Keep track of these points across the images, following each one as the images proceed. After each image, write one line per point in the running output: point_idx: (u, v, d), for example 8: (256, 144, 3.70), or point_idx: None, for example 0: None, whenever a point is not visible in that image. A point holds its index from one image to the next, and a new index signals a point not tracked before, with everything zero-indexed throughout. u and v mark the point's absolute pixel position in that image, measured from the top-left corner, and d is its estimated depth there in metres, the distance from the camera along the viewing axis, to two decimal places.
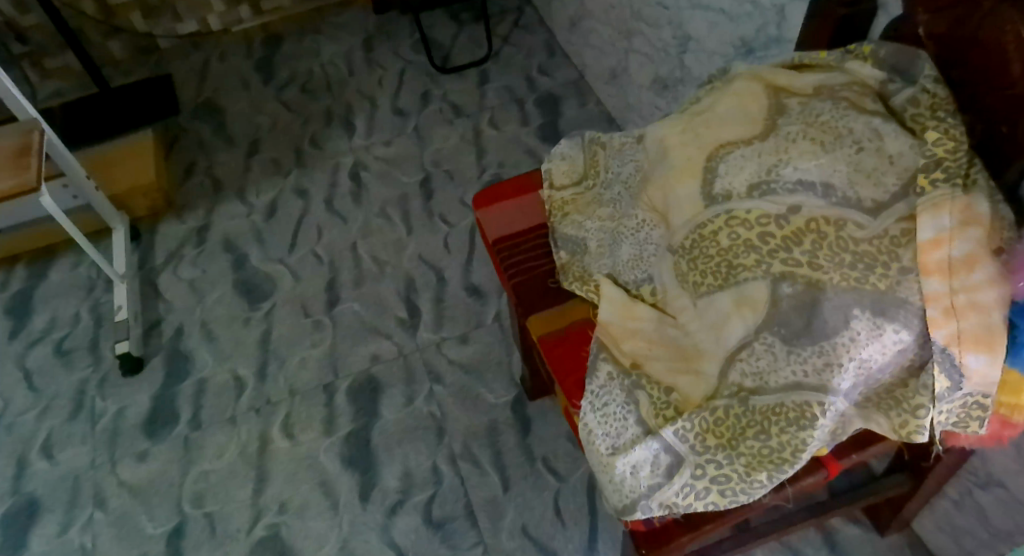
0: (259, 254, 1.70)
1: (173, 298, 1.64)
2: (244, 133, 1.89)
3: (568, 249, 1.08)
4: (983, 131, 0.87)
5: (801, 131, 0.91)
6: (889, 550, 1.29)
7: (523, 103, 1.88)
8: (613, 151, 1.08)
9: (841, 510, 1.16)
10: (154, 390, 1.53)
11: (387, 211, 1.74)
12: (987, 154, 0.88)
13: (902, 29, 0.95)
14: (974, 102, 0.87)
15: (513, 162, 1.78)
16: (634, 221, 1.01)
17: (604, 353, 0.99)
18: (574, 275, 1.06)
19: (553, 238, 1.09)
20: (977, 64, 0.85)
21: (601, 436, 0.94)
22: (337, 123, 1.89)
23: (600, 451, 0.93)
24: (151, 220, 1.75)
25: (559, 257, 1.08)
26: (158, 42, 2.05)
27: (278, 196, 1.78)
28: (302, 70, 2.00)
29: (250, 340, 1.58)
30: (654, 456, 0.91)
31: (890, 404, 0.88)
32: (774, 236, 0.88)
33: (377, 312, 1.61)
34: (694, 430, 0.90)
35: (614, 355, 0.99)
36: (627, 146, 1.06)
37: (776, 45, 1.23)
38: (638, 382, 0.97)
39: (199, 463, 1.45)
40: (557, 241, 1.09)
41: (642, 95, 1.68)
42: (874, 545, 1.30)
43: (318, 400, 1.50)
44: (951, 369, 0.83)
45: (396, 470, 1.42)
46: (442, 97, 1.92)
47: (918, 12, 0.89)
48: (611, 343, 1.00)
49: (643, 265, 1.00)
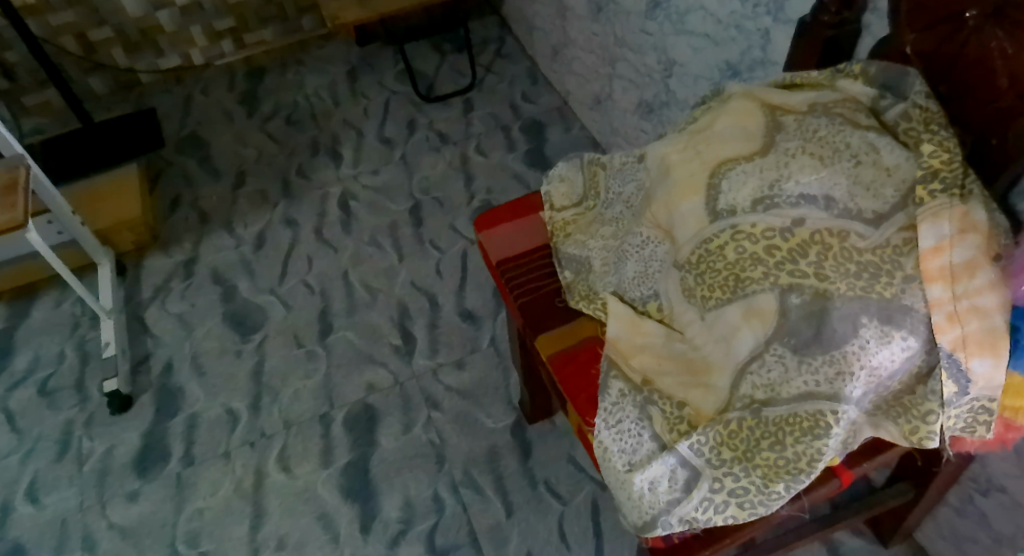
0: (248, 286, 1.68)
1: (161, 332, 1.62)
2: (229, 165, 1.88)
3: (572, 269, 1.08)
4: (974, 144, 0.89)
5: (800, 146, 0.93)
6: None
7: (508, 130, 1.90)
8: (613, 171, 1.09)
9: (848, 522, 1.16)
10: (143, 427, 1.51)
11: (377, 239, 1.74)
12: (981, 166, 0.90)
13: (889, 48, 0.96)
14: (963, 117, 0.90)
15: (501, 188, 1.79)
16: (638, 238, 1.01)
17: (615, 371, 0.98)
18: (579, 293, 1.06)
19: (556, 258, 1.10)
20: (966, 78, 0.88)
21: (617, 452, 0.94)
22: (324, 153, 1.89)
23: (617, 468, 0.94)
24: (137, 254, 1.73)
25: (563, 277, 1.08)
26: (140, 76, 2.05)
27: (266, 226, 1.77)
28: (286, 101, 2.00)
29: (242, 373, 1.56)
30: (671, 471, 0.91)
31: (898, 411, 0.88)
32: (780, 248, 0.89)
33: (371, 339, 1.59)
34: (709, 444, 0.90)
35: (624, 372, 0.99)
36: (627, 166, 1.07)
37: (761, 67, 1.26)
38: (651, 397, 0.96)
39: (192, 501, 1.42)
40: (560, 262, 1.09)
41: (627, 119, 1.70)
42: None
43: (314, 432, 1.49)
44: (958, 374, 0.84)
45: (396, 500, 1.40)
46: (428, 126, 1.92)
47: (906, 33, 0.93)
48: (621, 360, 0.99)
49: (648, 281, 1.01)
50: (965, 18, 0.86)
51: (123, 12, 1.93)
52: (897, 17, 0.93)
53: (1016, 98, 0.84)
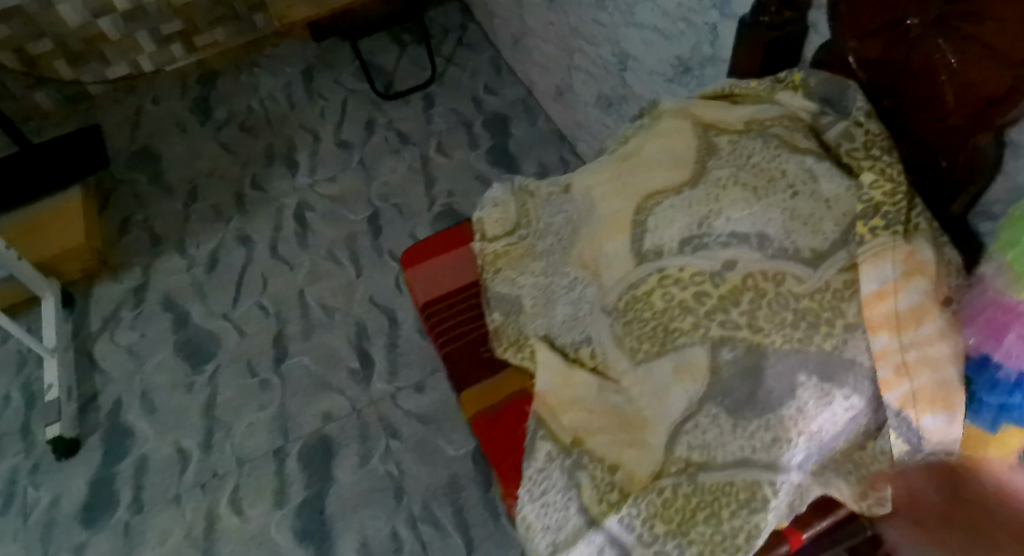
0: (201, 312, 1.61)
1: (110, 368, 1.57)
2: (181, 180, 1.79)
3: (502, 310, 0.98)
4: (921, 166, 0.80)
5: (732, 175, 0.83)
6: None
7: (470, 126, 1.79)
8: (542, 200, 0.99)
9: None
10: (91, 472, 1.47)
11: (335, 253, 1.64)
12: (929, 192, 0.80)
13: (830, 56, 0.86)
14: (910, 134, 0.81)
15: (463, 190, 1.69)
16: (567, 278, 0.92)
17: (543, 430, 0.89)
18: (509, 338, 0.96)
19: (485, 298, 0.99)
20: (914, 90, 0.79)
21: (542, 529, 0.86)
22: (279, 161, 1.79)
23: (540, 547, 0.85)
24: (86, 284, 1.68)
25: (492, 320, 0.98)
26: (88, 88, 1.96)
27: (220, 244, 1.69)
28: (240, 107, 1.90)
29: (194, 408, 1.51)
30: (599, 551, 0.82)
31: (848, 468, 0.79)
32: (711, 295, 0.79)
33: (328, 364, 1.52)
34: (642, 516, 0.81)
35: (553, 432, 0.89)
36: (553, 196, 0.96)
37: (711, 65, 1.14)
38: (580, 461, 0.87)
39: (141, 551, 1.38)
40: (490, 302, 0.99)
41: (590, 113, 1.59)
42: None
43: (268, 469, 1.43)
44: (907, 433, 0.75)
45: (352, 540, 1.34)
46: (387, 125, 1.82)
47: (851, 40, 0.83)
48: (550, 417, 0.90)
49: (579, 325, 0.91)
50: (907, 25, 0.77)
51: (62, 24, 1.84)
52: (836, 21, 0.84)
53: (964, 116, 0.75)
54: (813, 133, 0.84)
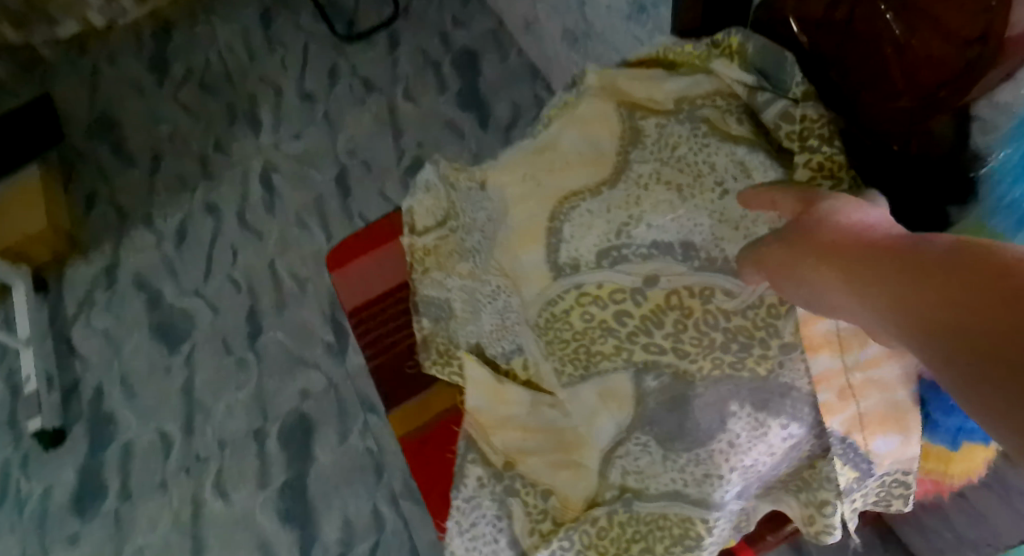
0: (173, 289, 1.57)
1: (89, 353, 1.54)
2: (144, 147, 1.72)
3: (431, 315, 0.91)
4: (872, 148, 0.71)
5: (655, 171, 0.73)
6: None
7: (438, 66, 1.67)
8: (463, 191, 0.89)
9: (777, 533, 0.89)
10: (78, 462, 1.45)
11: (303, 219, 1.58)
12: (877, 178, 0.71)
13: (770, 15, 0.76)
14: (856, 113, 0.71)
15: (433, 140, 1.59)
16: (490, 287, 0.84)
17: (473, 453, 0.83)
18: (437, 349, 0.90)
19: (414, 303, 0.93)
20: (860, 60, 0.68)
21: None
22: (242, 120, 1.71)
23: None
24: (58, 266, 1.63)
25: (420, 327, 0.91)
26: (41, 51, 1.87)
27: (187, 216, 1.63)
28: (198, 61, 1.80)
29: (173, 391, 1.48)
30: None
31: (798, 485, 0.71)
32: (632, 315, 0.71)
33: (302, 339, 1.48)
34: (575, 549, 0.76)
35: (485, 454, 0.83)
36: (472, 191, 0.86)
37: (664, 5, 1.01)
38: (512, 487, 0.81)
39: (133, 538, 1.38)
40: (418, 307, 0.92)
41: (558, 48, 1.46)
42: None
43: (249, 451, 1.41)
44: (856, 459, 0.67)
45: (335, 520, 1.33)
46: (351, 71, 1.71)
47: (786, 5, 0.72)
48: (481, 437, 0.84)
49: (509, 334, 0.84)
50: None
51: None
52: None
53: (916, 92, 0.64)
54: (750, 112, 0.73)
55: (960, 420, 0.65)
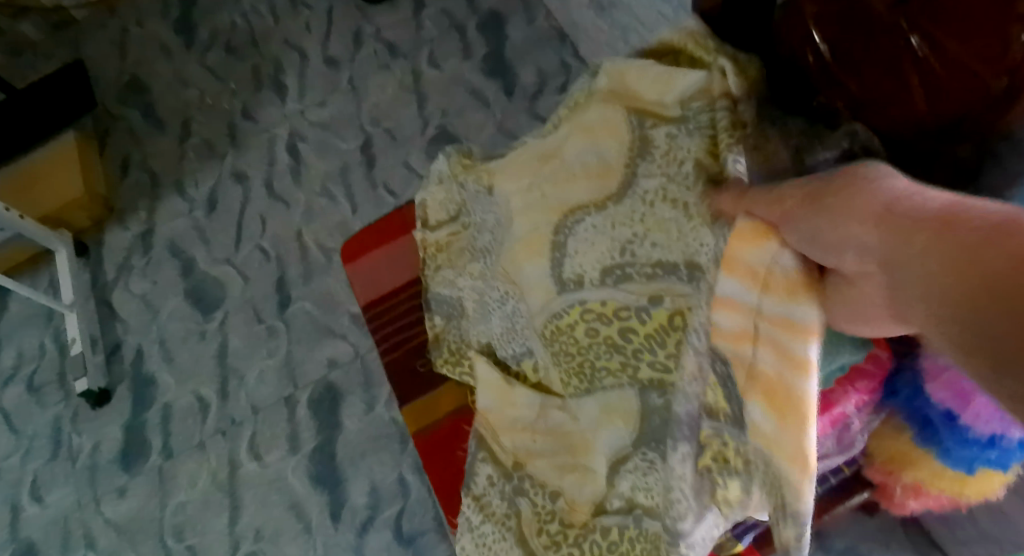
0: (205, 256, 1.60)
1: (128, 317, 1.57)
2: (173, 112, 1.74)
3: (442, 313, 0.98)
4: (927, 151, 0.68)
5: (658, 188, 0.76)
6: (878, 531, 1.19)
7: (463, 29, 1.65)
8: (476, 195, 0.93)
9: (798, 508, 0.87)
10: (124, 420, 1.50)
11: (329, 188, 1.59)
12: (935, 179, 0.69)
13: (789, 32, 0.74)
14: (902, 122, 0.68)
15: (457, 107, 1.59)
16: (497, 293, 0.89)
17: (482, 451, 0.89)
18: (445, 348, 0.96)
19: (425, 300, 0.99)
20: (881, 82, 0.68)
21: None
22: (268, 86, 1.71)
23: None
24: (97, 229, 1.65)
25: (432, 324, 0.98)
26: (72, 13, 1.87)
27: (216, 184, 1.65)
28: (224, 24, 1.80)
29: (207, 357, 1.52)
30: None
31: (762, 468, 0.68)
32: (637, 332, 0.77)
33: (329, 309, 1.51)
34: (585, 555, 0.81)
35: (495, 453, 0.89)
36: (482, 197, 0.92)
37: None
38: (520, 486, 0.86)
39: (175, 495, 1.44)
40: (429, 305, 0.99)
41: (585, 16, 1.43)
42: (861, 528, 1.19)
43: (280, 416, 1.46)
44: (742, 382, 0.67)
45: (363, 485, 1.38)
46: (375, 36, 1.70)
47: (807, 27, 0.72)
48: (492, 439, 0.89)
49: (518, 337, 0.88)
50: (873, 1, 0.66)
51: None
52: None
53: (954, 108, 0.64)
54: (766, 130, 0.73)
55: (974, 452, 0.69)
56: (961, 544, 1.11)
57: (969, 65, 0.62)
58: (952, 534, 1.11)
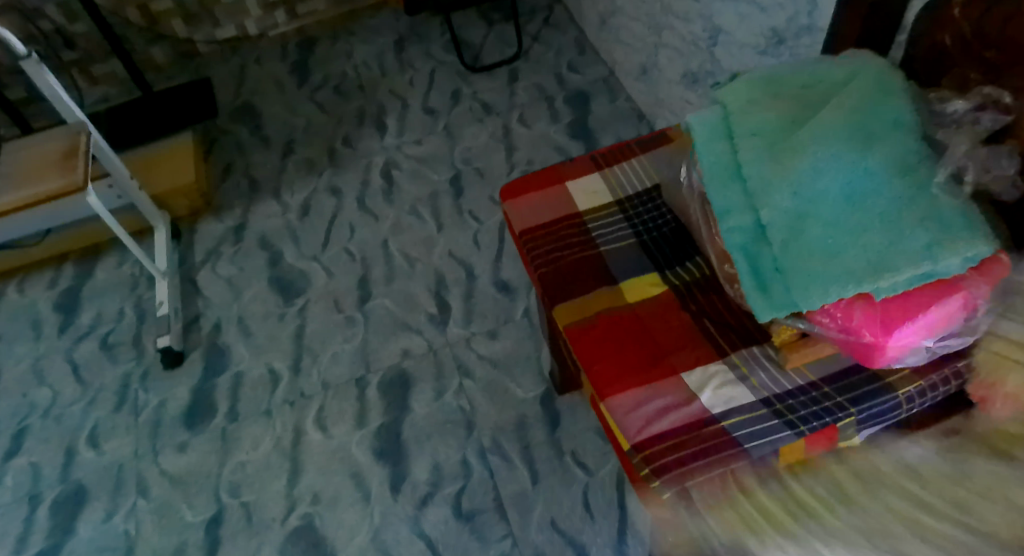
0: (294, 252, 1.75)
1: (211, 295, 1.71)
2: (280, 134, 1.95)
3: (609, 242, 1.14)
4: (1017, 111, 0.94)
5: None
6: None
7: (552, 100, 1.92)
8: (621, 171, 1.21)
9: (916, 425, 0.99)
10: (193, 383, 1.60)
11: (418, 209, 1.77)
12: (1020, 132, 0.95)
13: (935, 16, 1.01)
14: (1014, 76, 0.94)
15: (543, 158, 1.80)
16: (658, 225, 1.15)
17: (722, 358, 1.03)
18: (630, 273, 1.11)
19: (594, 230, 1.15)
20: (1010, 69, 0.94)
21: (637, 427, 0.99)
22: (370, 123, 1.94)
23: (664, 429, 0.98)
24: (191, 219, 1.83)
25: (603, 250, 1.13)
26: (199, 47, 2.15)
27: (312, 195, 1.83)
28: (335, 72, 2.06)
29: (285, 336, 1.63)
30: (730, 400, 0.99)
31: None
32: None
33: (407, 307, 1.63)
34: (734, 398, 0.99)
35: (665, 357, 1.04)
36: (642, 173, 1.20)
37: (807, 34, 1.24)
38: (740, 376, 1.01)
39: (236, 454, 1.50)
40: (599, 235, 1.14)
41: (673, 89, 1.69)
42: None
43: (349, 394, 1.54)
44: None
45: (426, 464, 1.44)
46: (473, 96, 1.95)
47: (942, 35, 1.01)
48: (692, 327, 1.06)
49: (677, 262, 1.12)
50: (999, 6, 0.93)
51: None
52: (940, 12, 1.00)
53: None
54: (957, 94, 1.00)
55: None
56: None
57: None
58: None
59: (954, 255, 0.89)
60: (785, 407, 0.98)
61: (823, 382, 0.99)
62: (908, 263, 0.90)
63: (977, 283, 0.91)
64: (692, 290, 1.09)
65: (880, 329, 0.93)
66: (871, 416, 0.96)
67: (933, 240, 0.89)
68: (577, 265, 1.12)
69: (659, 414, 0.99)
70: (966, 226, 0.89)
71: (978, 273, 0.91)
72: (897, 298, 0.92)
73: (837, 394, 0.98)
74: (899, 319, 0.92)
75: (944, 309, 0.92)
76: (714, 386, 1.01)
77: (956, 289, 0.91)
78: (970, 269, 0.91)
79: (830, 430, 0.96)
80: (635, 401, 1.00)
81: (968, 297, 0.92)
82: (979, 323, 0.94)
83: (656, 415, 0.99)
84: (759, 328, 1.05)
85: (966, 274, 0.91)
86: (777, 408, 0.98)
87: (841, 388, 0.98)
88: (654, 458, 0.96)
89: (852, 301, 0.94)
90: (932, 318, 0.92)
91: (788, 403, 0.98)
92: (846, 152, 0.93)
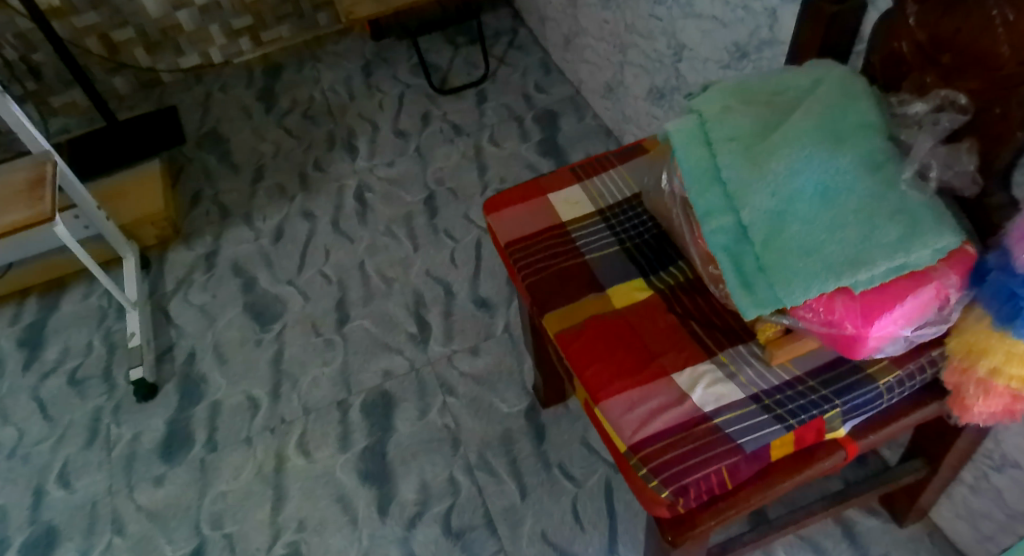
0: (268, 277, 1.72)
1: (184, 323, 1.68)
2: (248, 160, 1.95)
3: (593, 249, 1.12)
4: (978, 110, 0.91)
5: None
6: (908, 540, 1.26)
7: (521, 120, 1.93)
8: (600, 183, 1.20)
9: (898, 418, 0.97)
10: (169, 414, 1.56)
11: (392, 229, 1.76)
12: (984, 134, 0.92)
13: (891, 19, 0.98)
14: (973, 74, 0.91)
15: (514, 176, 1.81)
16: (641, 232, 1.14)
17: (713, 358, 1.00)
18: (616, 278, 1.09)
19: (576, 239, 1.14)
20: (968, 67, 0.91)
21: (631, 425, 0.95)
22: (340, 146, 1.94)
23: (657, 428, 0.95)
24: (160, 248, 1.81)
25: (586, 256, 1.12)
26: (162, 75, 2.16)
27: (284, 219, 1.82)
28: (302, 98, 2.07)
29: (262, 362, 1.60)
30: (720, 395, 0.97)
31: None
32: None
33: (386, 327, 1.62)
34: (723, 393, 0.97)
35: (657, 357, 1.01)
36: (621, 184, 1.19)
37: (769, 47, 1.26)
38: (729, 373, 0.99)
39: (216, 485, 1.46)
40: (581, 242, 1.13)
41: (639, 106, 1.71)
42: (894, 536, 1.26)
43: (331, 417, 1.51)
44: None
45: (413, 483, 1.41)
46: (442, 117, 1.96)
47: (898, 42, 0.98)
48: (683, 329, 1.03)
49: (663, 265, 1.10)
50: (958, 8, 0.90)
51: (144, 14, 2.04)
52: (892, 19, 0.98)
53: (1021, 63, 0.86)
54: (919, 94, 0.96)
55: (996, 307, 0.86)
56: (984, 543, 1.20)
57: (1004, 45, 0.87)
58: (981, 541, 1.20)
59: (925, 246, 0.87)
60: (773, 403, 0.95)
61: (808, 376, 0.97)
62: (885, 256, 0.87)
63: (949, 274, 0.89)
64: (682, 294, 1.07)
65: (862, 320, 0.90)
66: (857, 406, 0.94)
67: (905, 233, 0.88)
68: (562, 273, 1.10)
69: (652, 414, 0.96)
70: (933, 219, 0.88)
71: (950, 264, 0.89)
72: (875, 289, 0.90)
73: (823, 387, 0.96)
74: (879, 310, 0.89)
75: (920, 300, 0.90)
76: (704, 384, 0.98)
77: (929, 278, 0.89)
78: (941, 261, 0.90)
79: (819, 423, 0.93)
80: (629, 402, 0.97)
81: (942, 288, 0.90)
82: (951, 312, 0.92)
83: (650, 416, 0.96)
84: (744, 326, 1.03)
85: (937, 265, 0.90)
86: (766, 403, 0.95)
87: (825, 382, 0.96)
88: (652, 458, 0.92)
89: (832, 294, 0.91)
90: (911, 308, 0.90)
91: (776, 398, 0.95)
92: (821, 149, 0.91)
